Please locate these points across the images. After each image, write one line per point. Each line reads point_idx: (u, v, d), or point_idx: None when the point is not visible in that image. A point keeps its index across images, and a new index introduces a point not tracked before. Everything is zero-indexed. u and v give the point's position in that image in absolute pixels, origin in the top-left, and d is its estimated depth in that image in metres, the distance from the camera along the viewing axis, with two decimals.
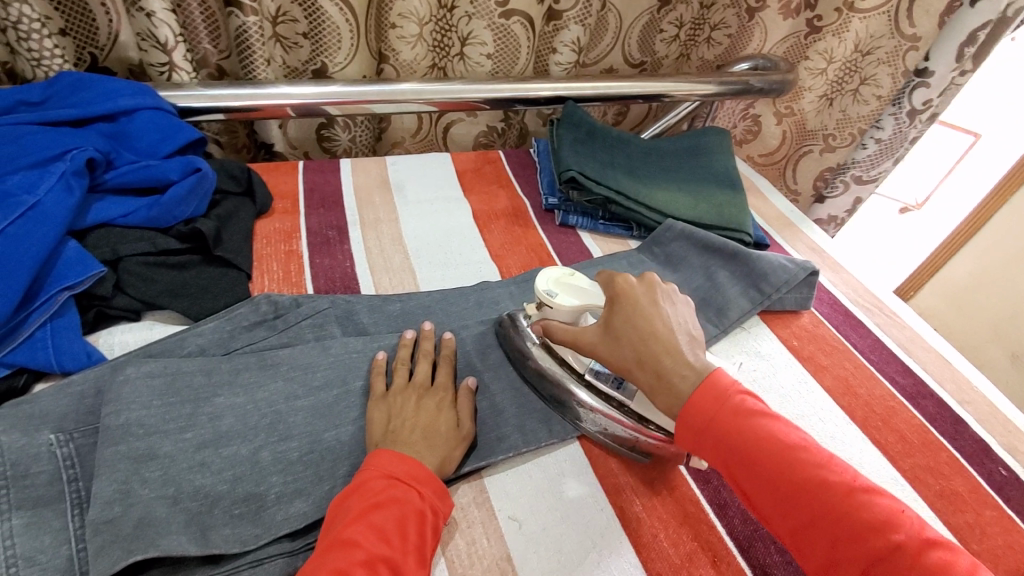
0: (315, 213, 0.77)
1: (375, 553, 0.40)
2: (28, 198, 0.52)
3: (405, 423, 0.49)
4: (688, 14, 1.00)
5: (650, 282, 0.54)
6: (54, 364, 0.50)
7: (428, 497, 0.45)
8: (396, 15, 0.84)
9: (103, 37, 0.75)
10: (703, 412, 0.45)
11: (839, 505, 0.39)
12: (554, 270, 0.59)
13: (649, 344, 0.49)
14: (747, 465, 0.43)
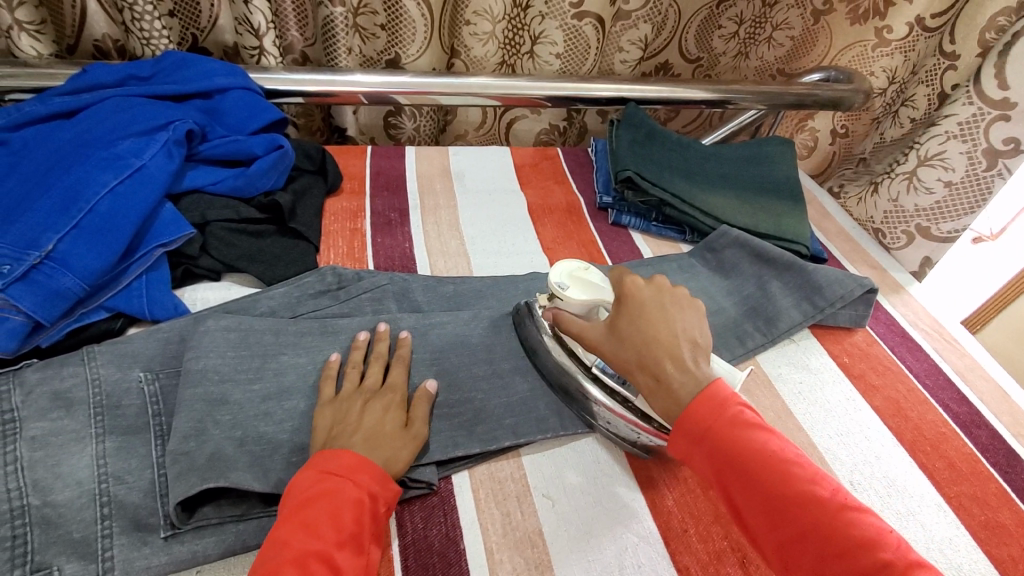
0: (380, 195, 0.81)
1: (305, 550, 0.39)
2: (135, 161, 0.58)
3: (348, 428, 0.47)
4: (750, 12, 0.99)
5: (660, 283, 0.54)
6: (146, 311, 0.56)
7: (365, 484, 0.44)
8: (471, 13, 0.88)
9: (204, 21, 0.82)
10: (701, 420, 0.44)
11: (828, 520, 0.39)
12: (568, 263, 0.59)
13: (652, 348, 0.49)
14: (739, 475, 0.42)
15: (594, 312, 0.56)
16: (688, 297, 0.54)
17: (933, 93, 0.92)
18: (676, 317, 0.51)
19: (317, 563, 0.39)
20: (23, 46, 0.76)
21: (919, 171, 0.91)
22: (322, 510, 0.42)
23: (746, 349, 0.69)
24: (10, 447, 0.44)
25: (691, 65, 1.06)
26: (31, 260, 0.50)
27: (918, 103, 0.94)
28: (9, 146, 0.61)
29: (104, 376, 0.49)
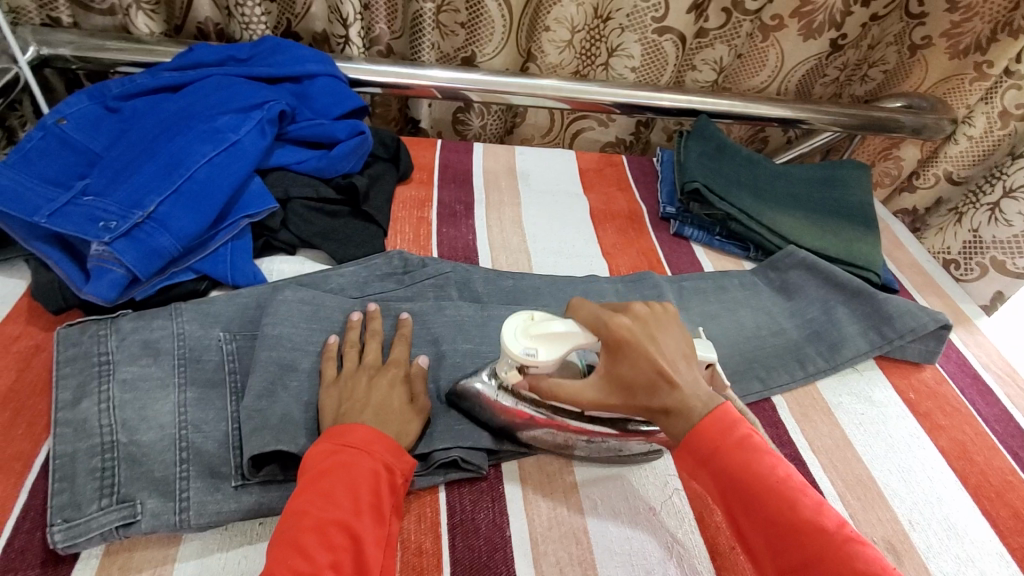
0: (447, 187, 0.84)
1: (325, 519, 0.40)
2: (232, 136, 0.62)
3: (356, 405, 0.48)
4: (854, 58, 0.99)
5: (642, 310, 0.47)
6: (229, 276, 0.60)
7: (380, 455, 0.44)
8: (551, 19, 0.89)
9: (299, 8, 0.86)
10: (709, 438, 0.41)
11: (838, 552, 0.36)
12: (513, 320, 0.48)
13: (659, 386, 0.44)
14: (746, 500, 0.40)
15: (569, 363, 0.47)
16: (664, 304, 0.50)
17: (993, 113, 0.91)
18: (670, 344, 0.46)
19: (336, 530, 0.40)
20: (139, 24, 0.82)
21: (1003, 203, 0.90)
22: (338, 482, 0.42)
23: (807, 373, 0.67)
24: (105, 386, 0.47)
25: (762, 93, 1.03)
26: (135, 218, 0.55)
27: (977, 121, 0.93)
28: (121, 114, 0.66)
29: (188, 331, 0.52)
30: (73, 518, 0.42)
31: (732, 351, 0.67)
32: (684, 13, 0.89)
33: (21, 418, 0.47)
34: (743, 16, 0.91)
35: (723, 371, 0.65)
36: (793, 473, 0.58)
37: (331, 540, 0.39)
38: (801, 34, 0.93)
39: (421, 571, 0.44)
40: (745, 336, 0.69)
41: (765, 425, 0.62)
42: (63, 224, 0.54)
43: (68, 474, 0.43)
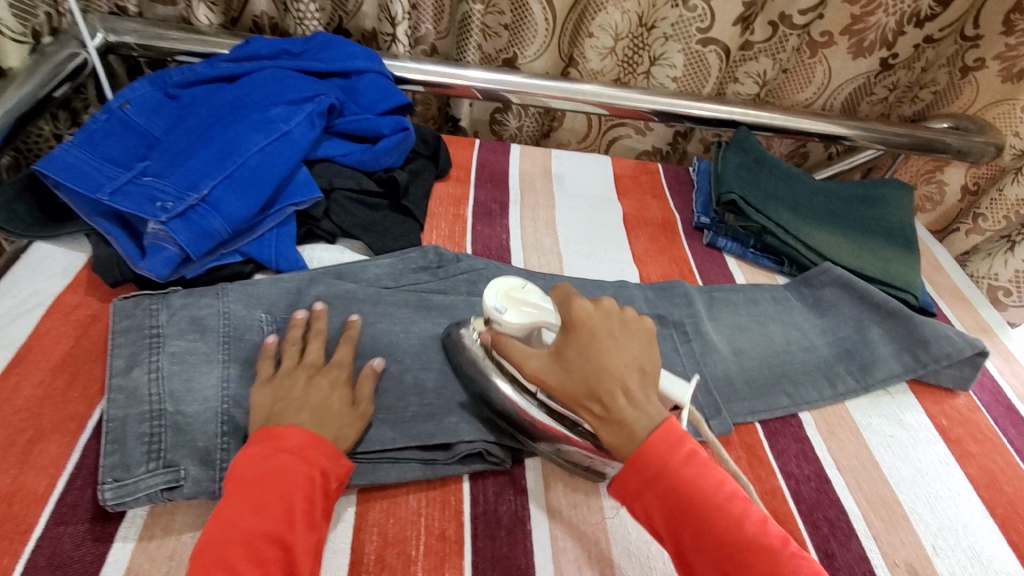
0: (484, 186, 0.85)
1: (253, 532, 0.39)
2: (283, 126, 0.65)
3: (291, 405, 0.46)
4: (904, 78, 0.97)
5: (610, 306, 0.48)
6: (273, 261, 0.62)
7: (315, 462, 0.43)
8: (596, 26, 0.90)
9: (352, 4, 0.89)
10: (657, 458, 0.42)
11: (779, 567, 0.38)
12: (504, 280, 0.51)
13: (600, 380, 0.44)
14: (691, 522, 0.40)
15: (533, 335, 0.50)
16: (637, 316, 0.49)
17: None
18: (627, 348, 0.46)
19: (265, 543, 0.39)
20: (200, 15, 0.85)
21: None
22: (270, 491, 0.41)
23: (836, 392, 0.67)
24: (155, 357, 0.50)
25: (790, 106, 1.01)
26: (189, 200, 0.58)
27: None
28: (180, 100, 0.69)
29: (233, 311, 0.55)
30: (122, 478, 0.44)
31: (761, 365, 0.67)
32: (730, 25, 0.89)
33: (77, 382, 0.50)
34: (790, 29, 0.91)
35: (751, 383, 0.65)
36: (817, 489, 0.57)
37: (260, 553, 0.39)
38: (850, 51, 0.92)
39: (444, 556, 0.45)
40: (775, 350, 0.69)
41: (790, 439, 0.62)
42: (123, 202, 0.57)
43: (119, 436, 0.46)
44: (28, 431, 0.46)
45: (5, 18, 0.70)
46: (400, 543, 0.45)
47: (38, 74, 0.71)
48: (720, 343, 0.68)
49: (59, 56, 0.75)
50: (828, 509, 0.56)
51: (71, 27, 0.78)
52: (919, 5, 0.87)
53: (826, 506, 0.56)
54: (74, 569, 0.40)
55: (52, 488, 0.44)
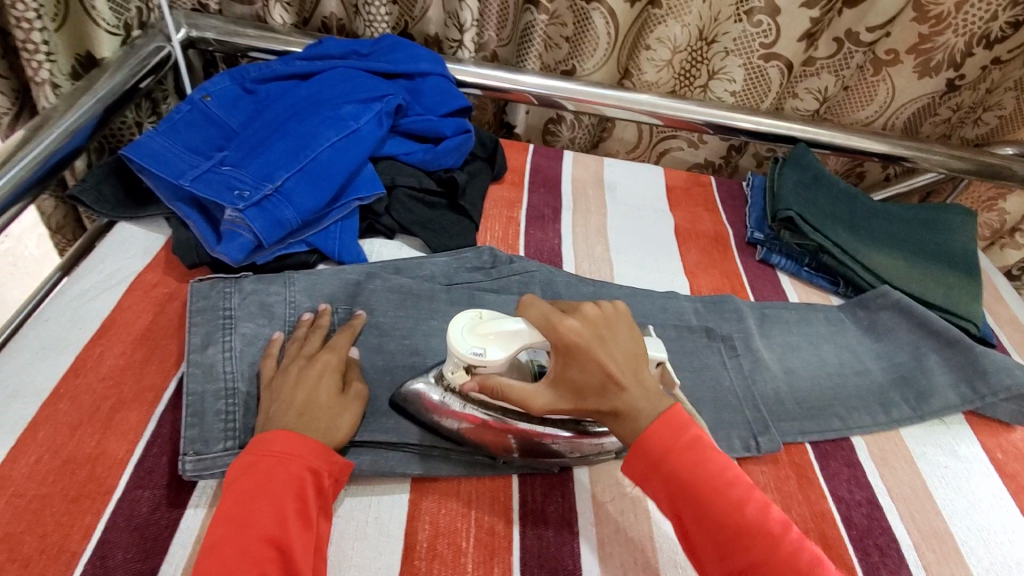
0: (537, 191, 0.86)
1: (249, 536, 0.39)
2: (353, 124, 0.68)
3: (283, 405, 0.46)
4: (970, 99, 0.94)
5: (592, 311, 0.47)
6: (336, 253, 0.65)
7: (305, 460, 0.43)
8: (653, 39, 0.90)
9: (417, 11, 0.92)
10: (661, 442, 0.42)
11: (779, 549, 0.39)
12: (462, 319, 0.47)
13: (609, 388, 0.44)
14: (695, 504, 0.41)
15: (519, 363, 0.46)
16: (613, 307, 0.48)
17: None
18: (620, 343, 0.46)
19: (263, 545, 0.39)
20: (275, 15, 0.89)
21: None
22: (264, 492, 0.41)
23: (890, 419, 0.65)
24: (228, 337, 0.53)
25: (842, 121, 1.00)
26: (265, 190, 0.60)
27: None
28: (256, 95, 0.73)
29: (300, 300, 0.57)
30: (201, 452, 0.46)
31: (813, 386, 0.66)
32: (796, 41, 0.88)
33: (155, 355, 0.53)
34: (855, 46, 0.89)
35: (802, 404, 0.64)
36: (868, 515, 0.56)
37: (259, 555, 0.38)
38: (916, 70, 0.90)
39: (492, 550, 0.46)
40: (827, 372, 0.68)
41: (841, 463, 0.61)
42: (203, 190, 0.61)
43: (197, 410, 0.48)
44: (111, 399, 0.49)
45: (101, 10, 0.74)
46: (450, 534, 0.47)
47: (127, 65, 0.75)
48: (772, 362, 0.67)
49: (146, 49, 0.78)
50: (879, 537, 0.54)
51: (158, 21, 0.82)
52: (990, 27, 0.84)
53: (877, 533, 0.55)
54: (150, 531, 0.43)
55: (132, 453, 0.46)
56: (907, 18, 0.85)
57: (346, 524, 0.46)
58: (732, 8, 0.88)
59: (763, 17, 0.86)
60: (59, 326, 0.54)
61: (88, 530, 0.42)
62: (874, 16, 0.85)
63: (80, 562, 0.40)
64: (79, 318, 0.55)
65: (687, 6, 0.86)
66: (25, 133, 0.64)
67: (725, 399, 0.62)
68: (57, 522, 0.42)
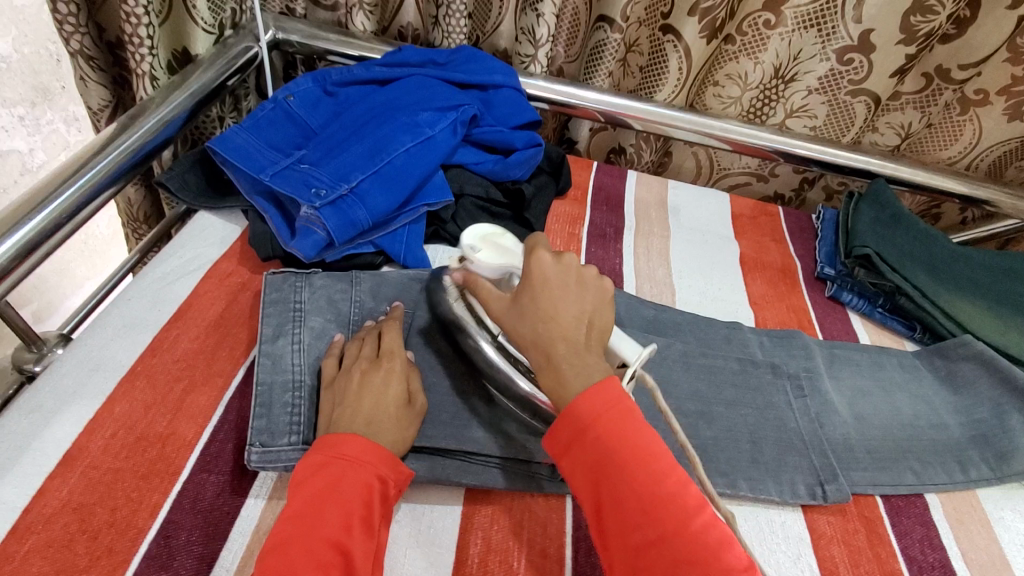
0: (600, 209, 0.85)
1: (314, 537, 0.39)
2: (428, 131, 0.69)
3: (348, 411, 0.46)
4: None
5: (570, 263, 0.48)
6: (402, 256, 0.65)
7: (374, 467, 0.43)
8: (723, 75, 0.90)
9: (491, 26, 0.93)
10: (591, 407, 0.41)
11: (688, 525, 0.37)
12: (484, 228, 0.58)
13: (549, 331, 0.45)
14: (615, 475, 0.39)
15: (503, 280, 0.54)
16: (597, 279, 0.49)
17: None
18: (577, 303, 0.46)
19: (326, 547, 0.39)
20: (357, 22, 0.92)
21: None
22: (333, 495, 0.41)
23: (967, 478, 0.60)
24: (297, 330, 0.54)
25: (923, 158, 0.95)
26: (341, 190, 0.62)
27: None
28: (336, 98, 0.74)
29: (364, 300, 0.58)
30: (267, 444, 0.46)
31: (885, 435, 0.62)
32: (887, 77, 0.85)
33: (225, 342, 0.55)
34: (946, 83, 0.86)
35: (873, 453, 0.60)
36: None
37: (323, 559, 0.38)
38: (1007, 114, 0.85)
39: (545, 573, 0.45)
40: (900, 422, 0.64)
41: (913, 521, 0.57)
42: (282, 185, 0.62)
43: (266, 401, 0.49)
44: (183, 381, 0.51)
45: (200, 10, 0.78)
46: (502, 552, 0.46)
47: (217, 63, 0.78)
48: (841, 406, 0.64)
49: (236, 48, 0.82)
50: None
51: (249, 23, 0.86)
52: None
53: None
54: (213, 516, 0.43)
55: (199, 437, 0.48)
56: (1000, 60, 0.81)
57: (401, 530, 0.46)
58: (816, 47, 0.85)
59: (854, 55, 0.84)
60: (140, 306, 0.56)
61: (155, 509, 0.43)
62: (969, 53, 0.81)
63: (146, 539, 0.41)
64: (157, 301, 0.57)
65: (763, 43, 0.85)
66: (122, 121, 0.68)
67: (789, 440, 0.58)
68: (126, 497, 0.43)
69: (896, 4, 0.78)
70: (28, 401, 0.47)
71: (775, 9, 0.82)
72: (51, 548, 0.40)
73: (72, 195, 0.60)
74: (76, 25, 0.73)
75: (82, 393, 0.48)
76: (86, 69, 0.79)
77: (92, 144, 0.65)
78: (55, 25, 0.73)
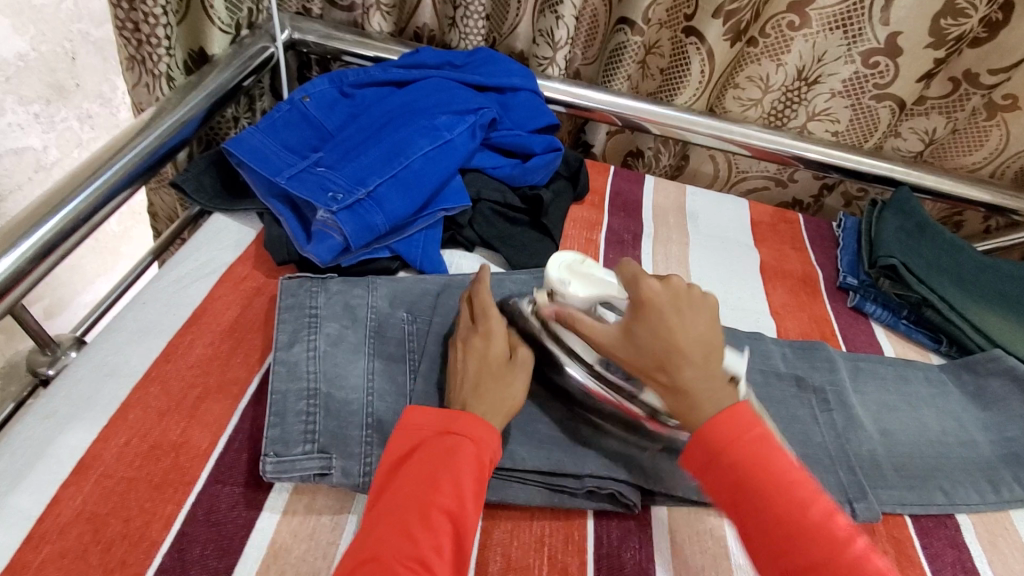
0: (618, 214, 0.84)
1: (430, 504, 0.40)
2: (446, 135, 0.68)
3: (467, 372, 0.49)
4: None
5: (678, 285, 0.48)
6: (418, 262, 0.64)
7: (484, 446, 0.44)
8: (743, 78, 0.89)
9: (507, 27, 0.92)
10: (724, 430, 0.42)
11: (838, 555, 0.36)
12: (566, 255, 0.55)
13: (670, 359, 0.45)
14: (755, 496, 0.40)
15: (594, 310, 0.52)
16: (705, 295, 0.49)
17: None
18: (695, 323, 0.46)
19: (440, 516, 0.39)
20: (374, 22, 0.92)
21: None
22: (445, 462, 0.42)
23: (1000, 498, 0.58)
24: (313, 337, 0.52)
25: (948, 164, 0.93)
26: (358, 194, 0.61)
27: None
28: (352, 99, 0.74)
29: (381, 307, 0.57)
30: (281, 454, 0.45)
31: (912, 452, 0.60)
32: (914, 82, 0.83)
33: (240, 348, 0.54)
34: (973, 88, 0.84)
35: (901, 472, 0.58)
36: None
37: (433, 522, 0.39)
38: None
39: None
40: (928, 439, 0.62)
41: (943, 543, 0.55)
42: (298, 188, 0.61)
43: (280, 410, 0.48)
44: (197, 388, 0.50)
45: (218, 10, 0.78)
46: (522, 570, 0.44)
47: (234, 64, 0.78)
48: (866, 421, 0.62)
49: (253, 48, 0.81)
50: None
51: (265, 22, 0.85)
52: None
53: None
54: (227, 529, 0.43)
55: (213, 446, 0.47)
56: None
57: None
58: (842, 50, 0.83)
59: (881, 59, 0.82)
60: (155, 310, 0.55)
61: (169, 520, 0.42)
62: (1000, 57, 0.79)
63: (160, 551, 0.41)
64: (172, 304, 0.56)
65: (786, 46, 0.83)
66: (140, 122, 0.67)
67: (815, 456, 0.57)
68: (140, 508, 0.42)
69: (927, 7, 0.76)
70: (44, 407, 0.47)
71: (800, 11, 0.80)
72: (65, 559, 0.39)
73: (90, 196, 0.59)
74: (133, 29, 0.73)
75: (96, 400, 0.48)
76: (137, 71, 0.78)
77: (109, 144, 0.64)
78: (116, 27, 0.74)
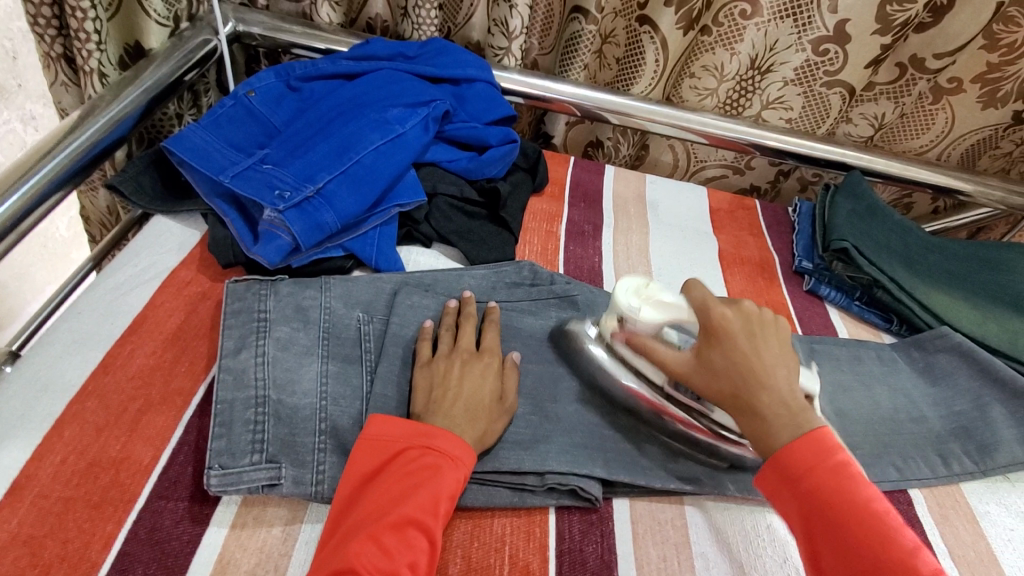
0: (578, 206, 0.83)
1: (403, 518, 0.40)
2: (399, 128, 0.66)
3: (448, 394, 0.49)
4: None
5: (750, 310, 0.50)
6: (373, 259, 0.63)
7: (462, 465, 0.44)
8: (699, 66, 0.89)
9: (462, 17, 0.90)
10: (801, 458, 0.42)
11: None
12: (630, 279, 0.55)
13: (749, 384, 0.46)
14: (831, 524, 0.39)
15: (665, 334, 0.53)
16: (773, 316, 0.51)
17: None
18: (769, 349, 0.48)
19: (413, 531, 0.40)
20: (322, 13, 0.87)
21: None
22: (422, 481, 0.42)
23: (950, 471, 0.60)
24: (261, 342, 0.50)
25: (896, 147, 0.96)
26: (306, 191, 0.58)
27: None
28: (301, 94, 0.71)
29: (334, 307, 0.55)
30: (227, 466, 0.44)
31: (866, 431, 0.62)
32: (862, 68, 0.85)
33: (185, 357, 0.52)
34: (919, 72, 0.86)
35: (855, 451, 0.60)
36: None
37: (409, 539, 0.40)
38: (980, 101, 0.86)
39: None
40: (880, 416, 0.63)
41: None
42: (242, 187, 0.59)
43: (226, 420, 0.46)
44: (139, 401, 0.48)
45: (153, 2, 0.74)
46: (484, 570, 0.44)
47: (172, 58, 0.74)
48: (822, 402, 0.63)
49: (193, 42, 0.77)
50: None
51: (207, 14, 0.81)
52: None
53: None
54: (172, 546, 0.41)
55: (156, 460, 0.45)
56: (976, 47, 0.82)
57: None
58: (792, 37, 0.84)
59: (830, 45, 0.83)
60: (91, 320, 0.52)
61: (109, 540, 0.40)
62: (944, 42, 0.81)
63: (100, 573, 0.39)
64: (109, 313, 0.53)
65: (739, 34, 0.84)
66: (72, 121, 0.64)
67: None
68: (78, 529, 0.40)
69: None
70: None
71: None
72: None
73: (18, 202, 0.56)
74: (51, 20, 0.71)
75: (28, 417, 0.45)
76: (60, 66, 0.76)
77: (37, 146, 0.60)
78: (31, 22, 0.71)
